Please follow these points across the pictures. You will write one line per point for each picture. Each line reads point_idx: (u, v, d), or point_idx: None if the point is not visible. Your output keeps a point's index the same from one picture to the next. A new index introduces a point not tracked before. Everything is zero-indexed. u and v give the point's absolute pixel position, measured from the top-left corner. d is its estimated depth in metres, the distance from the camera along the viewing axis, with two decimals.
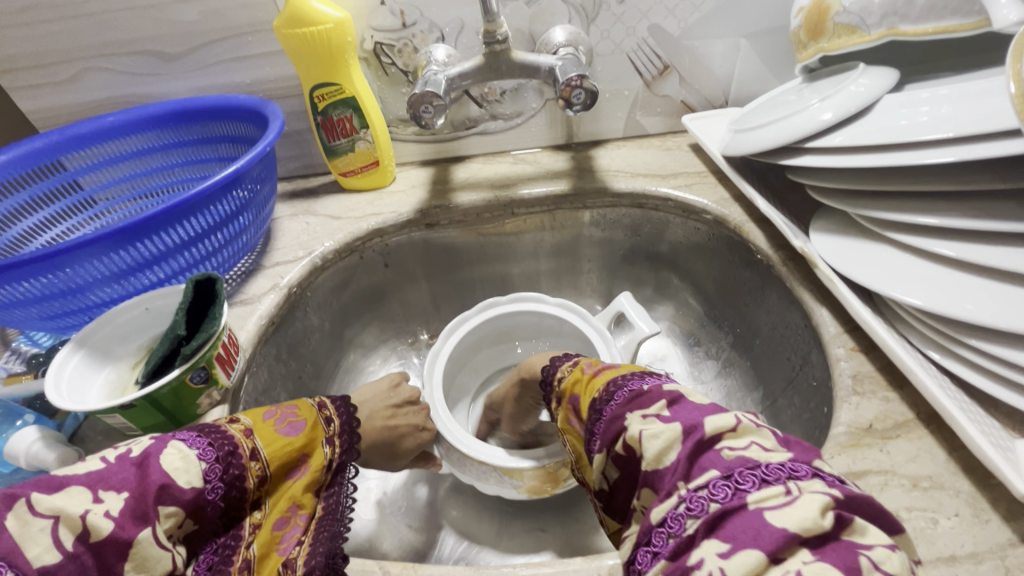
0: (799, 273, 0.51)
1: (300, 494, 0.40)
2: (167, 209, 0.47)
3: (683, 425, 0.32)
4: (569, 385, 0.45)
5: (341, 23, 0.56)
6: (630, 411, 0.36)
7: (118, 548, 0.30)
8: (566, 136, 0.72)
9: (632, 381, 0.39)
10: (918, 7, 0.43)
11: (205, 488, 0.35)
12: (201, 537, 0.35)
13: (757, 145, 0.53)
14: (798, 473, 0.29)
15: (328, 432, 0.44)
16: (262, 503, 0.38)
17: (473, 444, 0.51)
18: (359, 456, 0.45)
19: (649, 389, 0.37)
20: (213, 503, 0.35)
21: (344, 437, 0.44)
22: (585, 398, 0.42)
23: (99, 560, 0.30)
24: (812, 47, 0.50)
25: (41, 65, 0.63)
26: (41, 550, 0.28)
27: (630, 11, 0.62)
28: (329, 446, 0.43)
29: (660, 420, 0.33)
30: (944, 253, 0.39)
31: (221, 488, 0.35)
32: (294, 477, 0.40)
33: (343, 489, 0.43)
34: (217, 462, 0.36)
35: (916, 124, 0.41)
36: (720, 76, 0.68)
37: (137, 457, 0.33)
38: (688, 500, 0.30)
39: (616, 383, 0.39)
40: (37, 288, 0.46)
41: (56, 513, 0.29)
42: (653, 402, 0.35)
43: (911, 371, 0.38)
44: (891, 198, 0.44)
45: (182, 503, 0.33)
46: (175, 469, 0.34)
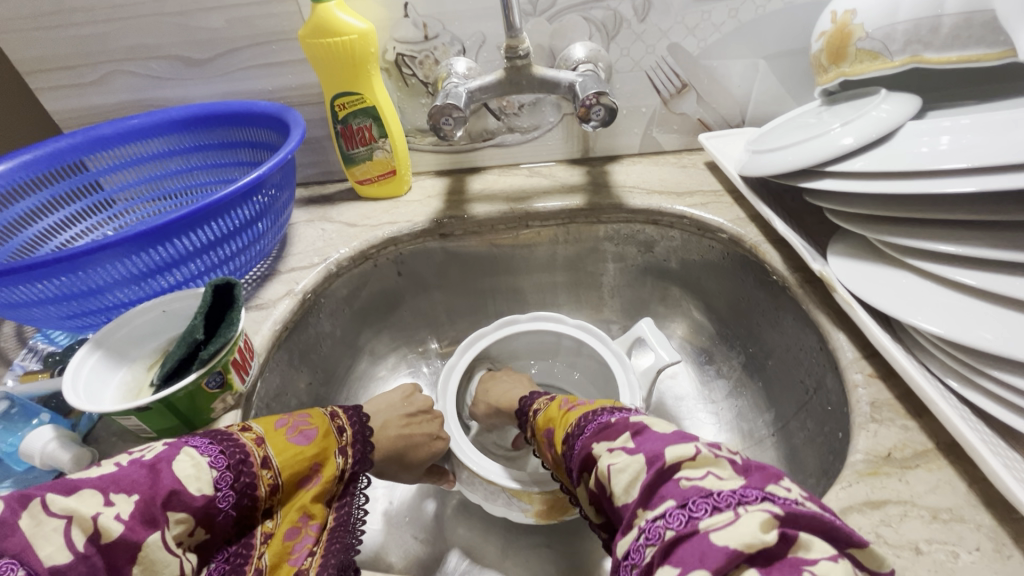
0: (816, 295, 0.50)
1: (311, 504, 0.39)
2: (189, 213, 0.48)
3: (646, 455, 0.34)
4: (541, 416, 0.48)
5: (365, 34, 0.57)
6: (596, 443, 0.38)
7: (126, 551, 0.30)
8: (582, 150, 0.72)
9: (602, 411, 0.41)
10: (943, 35, 0.42)
11: (217, 496, 0.35)
12: (210, 545, 0.35)
13: (775, 167, 0.53)
14: (748, 497, 0.29)
15: (341, 442, 0.43)
16: (274, 511, 0.38)
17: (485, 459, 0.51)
18: (372, 467, 0.45)
19: (616, 421, 0.39)
20: (224, 512, 0.35)
21: (357, 447, 0.44)
22: (558, 431, 0.44)
23: (108, 562, 0.30)
24: (832, 72, 0.51)
25: (71, 67, 0.65)
26: (52, 550, 0.29)
27: (650, 29, 0.62)
28: (341, 456, 0.43)
29: (625, 453, 0.35)
30: (965, 281, 0.38)
31: (232, 496, 0.36)
32: (305, 487, 0.40)
33: (355, 500, 0.43)
34: (227, 470, 0.36)
35: (938, 152, 0.41)
36: (737, 96, 0.68)
37: (148, 461, 0.34)
38: (647, 530, 0.31)
39: (585, 415, 0.42)
40: (55, 289, 0.46)
41: (69, 514, 0.29)
42: (618, 435, 0.37)
43: (931, 401, 0.37)
44: (911, 225, 0.44)
45: (193, 510, 0.34)
46: (186, 476, 0.34)
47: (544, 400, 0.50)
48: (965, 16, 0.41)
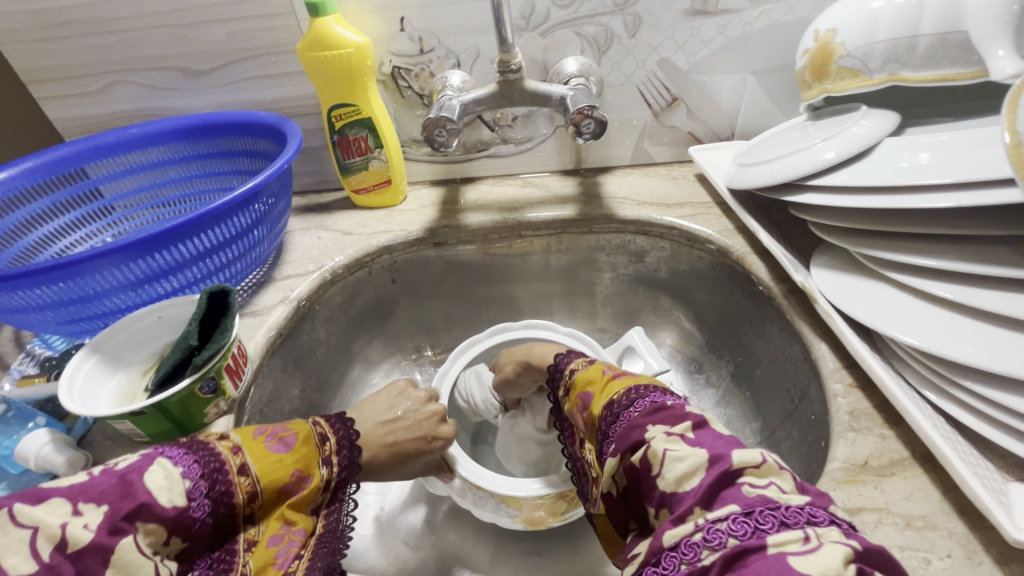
0: (800, 306, 0.51)
1: (293, 510, 0.40)
2: (187, 221, 0.49)
3: (709, 453, 0.31)
4: (580, 376, 0.45)
5: (361, 48, 0.58)
6: (653, 423, 0.34)
7: (94, 560, 0.31)
8: (575, 161, 0.74)
9: (653, 391, 0.38)
10: (919, 55, 0.44)
11: (189, 506, 0.35)
12: (191, 553, 0.36)
13: (760, 180, 0.54)
14: (817, 518, 0.28)
15: (323, 451, 0.44)
16: (256, 518, 0.39)
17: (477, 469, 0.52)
18: (360, 472, 0.45)
19: (673, 405, 0.36)
20: (200, 521, 0.36)
21: (342, 454, 0.44)
22: (599, 398, 0.41)
23: (77, 569, 0.30)
24: (815, 88, 0.52)
25: (74, 77, 0.66)
26: (17, 560, 0.29)
27: (640, 45, 0.64)
28: (324, 465, 0.43)
29: (684, 442, 0.32)
30: (941, 294, 0.39)
31: (206, 505, 0.36)
32: (286, 492, 0.40)
33: (344, 506, 0.44)
34: (201, 479, 0.36)
35: (917, 167, 0.42)
36: (727, 110, 0.70)
37: (120, 471, 0.34)
38: (705, 529, 0.29)
39: (635, 389, 0.39)
40: (53, 294, 0.47)
41: (35, 525, 0.30)
42: (677, 420, 0.34)
43: (906, 411, 0.38)
44: (891, 238, 0.45)
45: (164, 520, 0.34)
46: (157, 487, 0.34)
47: (581, 364, 0.47)
48: (940, 36, 0.42)
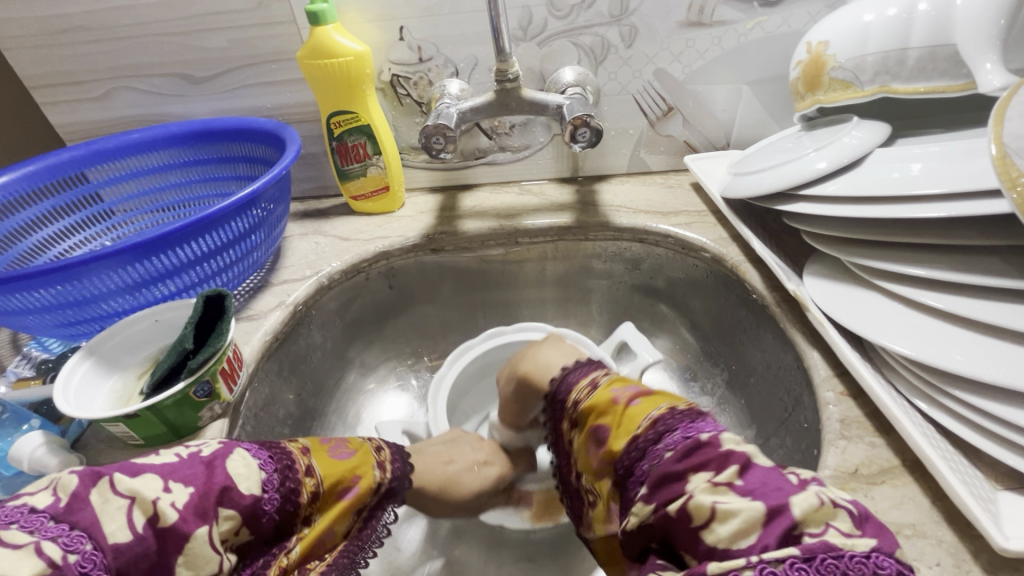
0: (793, 314, 0.51)
1: (344, 514, 0.40)
2: (185, 226, 0.49)
3: (768, 505, 0.29)
4: (587, 404, 0.42)
5: (361, 56, 0.59)
6: (694, 471, 0.32)
7: (176, 540, 0.31)
8: (571, 169, 0.74)
9: (680, 420, 0.36)
10: (909, 67, 0.44)
11: (262, 497, 0.36)
12: (251, 547, 0.36)
13: (754, 189, 0.54)
14: (883, 570, 0.27)
15: (379, 458, 0.44)
16: (313, 518, 0.39)
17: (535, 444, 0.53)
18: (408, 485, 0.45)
19: (707, 444, 0.33)
20: (268, 515, 0.36)
21: (396, 463, 0.44)
22: (617, 434, 0.38)
23: (159, 548, 0.31)
24: (808, 99, 0.52)
25: (77, 83, 0.67)
26: (116, 527, 0.30)
27: (636, 55, 0.65)
28: (378, 470, 0.42)
29: (735, 494, 0.30)
30: (932, 304, 0.40)
31: (277, 500, 0.36)
32: (344, 497, 0.40)
33: (383, 515, 0.43)
34: (276, 471, 0.37)
35: (907, 178, 0.42)
36: (722, 120, 0.70)
37: (206, 458, 0.35)
38: (761, 570, 0.27)
39: (659, 424, 0.36)
40: (51, 297, 0.48)
41: (132, 495, 0.31)
42: (719, 466, 0.32)
43: (896, 419, 0.39)
44: (882, 248, 0.46)
45: (240, 508, 0.34)
46: (238, 474, 0.35)
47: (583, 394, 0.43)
48: (929, 49, 0.43)
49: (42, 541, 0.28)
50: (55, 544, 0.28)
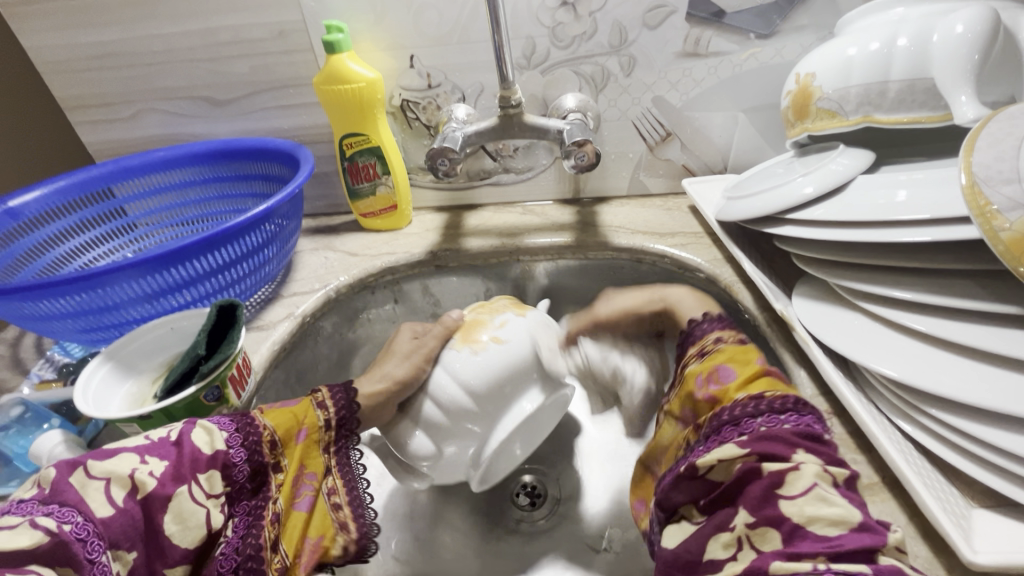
0: (782, 334, 0.53)
1: (310, 456, 0.44)
2: (202, 239, 0.52)
3: (862, 517, 0.31)
4: (730, 353, 0.45)
5: (372, 82, 0.63)
6: (803, 450, 0.35)
7: (160, 503, 0.36)
8: (573, 191, 0.77)
9: (805, 409, 0.38)
10: (890, 99, 0.46)
11: (231, 453, 0.40)
12: (235, 498, 0.40)
13: (745, 213, 0.56)
14: None
15: (318, 398, 0.46)
16: (282, 464, 0.43)
17: (482, 369, 0.47)
18: (359, 415, 0.47)
19: (822, 442, 0.36)
20: (239, 467, 0.40)
21: (338, 397, 0.46)
22: (739, 381, 0.42)
23: (146, 513, 0.35)
24: (798, 127, 0.55)
25: (110, 105, 0.72)
26: (98, 505, 0.34)
27: (635, 83, 0.68)
28: (320, 408, 0.45)
29: (837, 493, 0.32)
30: (914, 326, 0.41)
31: (244, 453, 0.41)
32: (299, 439, 0.44)
33: (350, 440, 0.47)
34: (236, 431, 0.41)
35: (889, 204, 0.44)
36: (719, 145, 0.73)
37: (173, 437, 0.39)
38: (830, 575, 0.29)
39: (788, 400, 0.38)
40: (76, 304, 0.51)
41: (108, 475, 0.35)
42: (828, 461, 0.34)
43: (874, 436, 0.40)
44: (866, 270, 0.47)
45: (213, 467, 0.39)
46: (203, 442, 0.39)
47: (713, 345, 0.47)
48: (909, 82, 0.45)
49: (35, 518, 0.32)
50: (49, 518, 0.32)
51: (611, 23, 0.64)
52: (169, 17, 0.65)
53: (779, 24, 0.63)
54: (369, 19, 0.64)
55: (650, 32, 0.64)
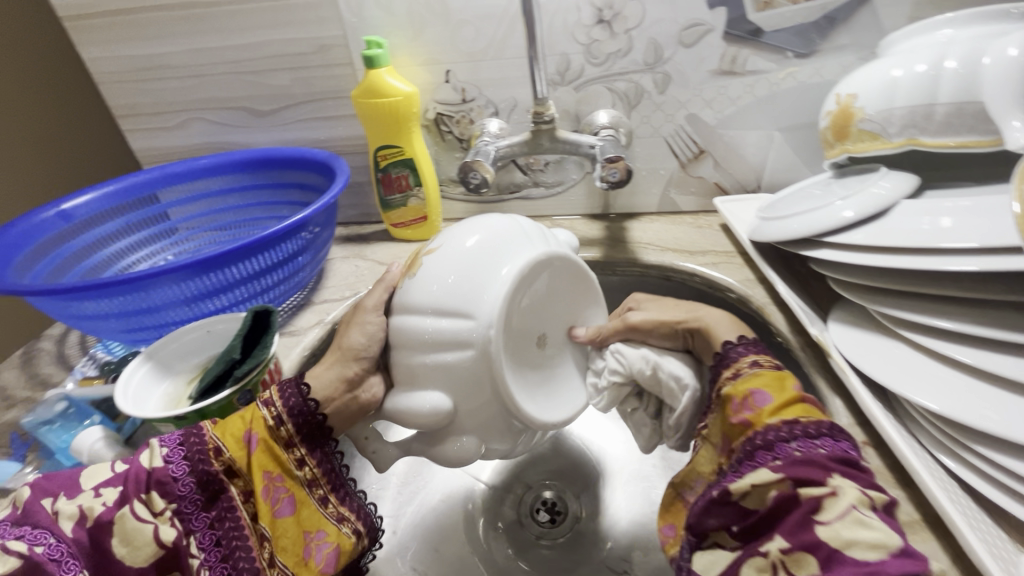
0: (817, 359, 0.51)
1: (270, 460, 0.42)
2: (240, 246, 0.54)
3: (902, 542, 0.30)
4: (765, 377, 0.41)
5: (408, 96, 0.64)
6: (843, 476, 0.34)
7: (105, 528, 0.37)
8: (603, 206, 0.77)
9: (841, 436, 0.37)
10: (937, 122, 0.45)
11: (170, 467, 0.39)
12: (188, 514, 0.39)
13: (780, 234, 0.55)
14: None
15: (264, 399, 0.43)
16: (244, 476, 0.42)
17: (449, 281, 0.41)
18: (314, 403, 0.43)
19: (863, 471, 0.34)
20: (183, 481, 0.39)
21: (287, 396, 0.43)
22: (775, 408, 0.39)
23: (98, 537, 0.37)
24: (837, 148, 0.54)
25: (159, 113, 0.75)
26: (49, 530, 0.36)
27: (669, 101, 0.68)
28: (266, 409, 0.43)
29: (875, 518, 0.31)
30: (960, 358, 0.39)
31: (185, 465, 0.40)
32: (251, 448, 0.41)
33: (320, 422, 0.44)
34: (179, 445, 0.40)
35: (934, 230, 0.43)
36: (753, 164, 0.72)
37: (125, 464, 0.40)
38: None
39: (823, 429, 0.37)
40: (121, 305, 0.53)
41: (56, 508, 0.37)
42: (869, 487, 0.33)
43: (915, 472, 0.38)
44: (908, 298, 0.45)
45: (156, 485, 0.39)
46: (148, 460, 0.40)
47: (748, 367, 0.42)
48: (957, 106, 0.44)
49: (7, 542, 0.35)
50: (19, 543, 0.35)
51: (646, 40, 0.64)
52: (217, 31, 0.68)
53: (818, 43, 0.62)
54: (407, 35, 0.66)
55: (685, 50, 0.64)
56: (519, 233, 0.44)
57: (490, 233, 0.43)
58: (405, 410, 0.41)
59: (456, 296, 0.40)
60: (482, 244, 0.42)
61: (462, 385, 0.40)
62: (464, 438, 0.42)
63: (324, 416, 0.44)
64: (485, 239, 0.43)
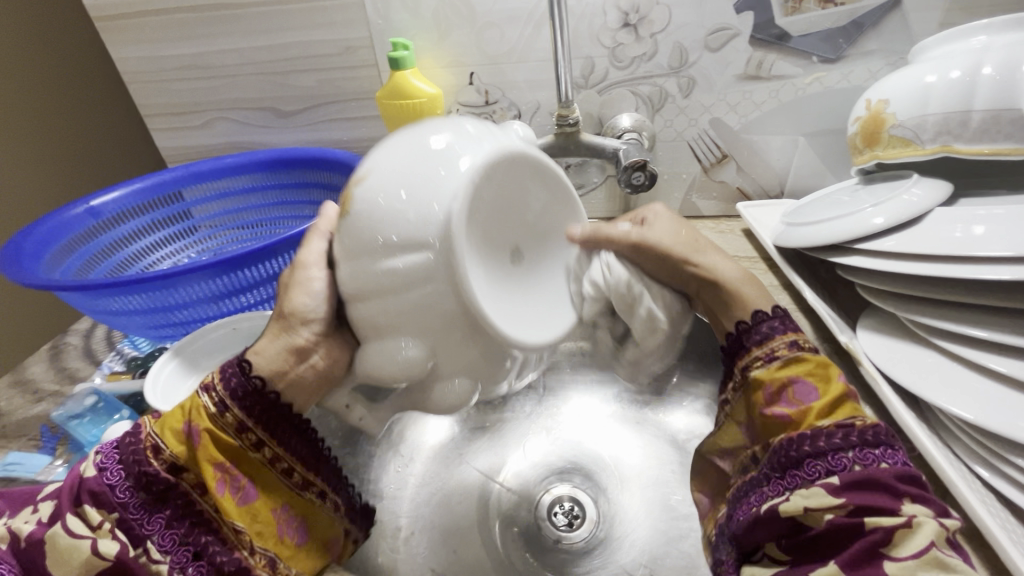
0: (845, 368, 0.51)
1: (221, 450, 0.39)
2: (266, 246, 0.54)
3: None
4: (806, 367, 0.40)
5: (433, 98, 0.64)
6: (917, 506, 0.31)
7: (37, 547, 0.35)
8: (623, 210, 0.77)
9: (894, 438, 0.36)
10: (972, 129, 0.45)
11: (104, 477, 0.37)
12: (128, 525, 0.36)
13: (808, 240, 0.55)
14: None
15: (206, 388, 0.40)
16: (195, 474, 0.38)
17: (401, 191, 0.32)
18: (258, 379, 0.40)
19: (932, 497, 0.32)
20: (120, 489, 0.36)
21: (229, 380, 0.40)
22: (823, 403, 0.38)
23: (33, 557, 0.35)
24: (867, 154, 0.54)
25: (185, 113, 0.76)
26: None
27: (693, 105, 0.67)
28: (208, 398, 0.39)
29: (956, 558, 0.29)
30: (996, 368, 0.38)
31: (121, 472, 0.37)
32: (197, 442, 0.38)
33: (269, 399, 0.41)
34: (115, 453, 0.38)
35: (969, 238, 0.42)
36: (777, 169, 0.71)
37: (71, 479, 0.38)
38: None
39: (876, 429, 0.36)
40: (148, 302, 0.53)
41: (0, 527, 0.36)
42: (944, 517, 0.31)
43: (951, 483, 0.37)
44: (941, 306, 0.45)
45: (88, 498, 0.36)
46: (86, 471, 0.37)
47: (785, 348, 0.41)
48: (993, 113, 0.43)
49: None
50: None
51: (671, 44, 0.64)
52: (244, 32, 0.69)
53: (846, 49, 0.61)
54: (432, 37, 0.66)
55: (711, 54, 0.64)
56: (481, 133, 0.36)
57: (451, 133, 0.35)
58: (374, 359, 0.35)
59: (418, 213, 0.32)
60: (448, 144, 0.34)
61: (434, 322, 0.33)
62: (453, 381, 0.35)
63: (277, 393, 0.41)
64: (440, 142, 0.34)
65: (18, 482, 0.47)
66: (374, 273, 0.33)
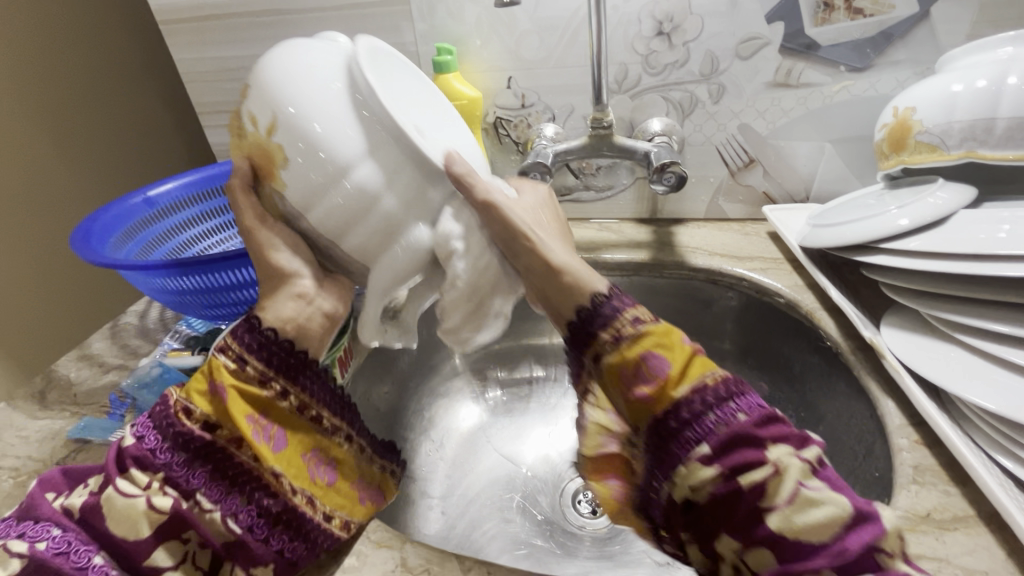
0: (868, 363, 0.53)
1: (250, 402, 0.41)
2: None
3: (851, 506, 0.32)
4: (648, 342, 0.38)
5: (473, 100, 0.68)
6: (780, 448, 0.34)
7: (94, 512, 0.38)
8: (650, 211, 0.79)
9: (732, 395, 0.36)
10: (997, 136, 0.47)
11: (143, 441, 0.40)
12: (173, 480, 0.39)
13: (835, 240, 0.57)
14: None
15: (225, 350, 0.42)
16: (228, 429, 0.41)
17: (317, 124, 0.36)
18: (272, 331, 0.43)
19: (788, 432, 0.35)
20: (160, 450, 0.39)
21: (246, 339, 0.42)
22: (675, 381, 0.37)
23: (93, 520, 0.38)
24: (893, 159, 0.55)
25: None
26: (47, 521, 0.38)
27: (723, 110, 0.70)
28: (230, 359, 0.42)
29: (816, 487, 0.33)
30: (1017, 360, 0.40)
31: (160, 434, 0.40)
32: (226, 400, 0.40)
33: (289, 349, 0.44)
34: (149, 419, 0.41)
35: (994, 239, 0.44)
36: (803, 174, 0.73)
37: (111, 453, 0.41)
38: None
39: (725, 392, 0.36)
40: (200, 284, 0.57)
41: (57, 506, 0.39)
42: (801, 446, 0.35)
43: (972, 468, 0.39)
44: (964, 303, 0.46)
45: (136, 460, 0.39)
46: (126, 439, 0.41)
47: (629, 326, 0.39)
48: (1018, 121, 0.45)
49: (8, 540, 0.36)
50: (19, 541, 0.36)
51: (703, 52, 0.67)
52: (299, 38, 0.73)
53: (874, 58, 0.64)
54: (474, 43, 0.70)
55: (742, 62, 0.66)
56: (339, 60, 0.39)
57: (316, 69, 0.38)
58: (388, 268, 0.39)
59: (344, 132, 0.36)
60: (328, 78, 0.38)
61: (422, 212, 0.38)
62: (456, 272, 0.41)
63: (291, 340, 0.44)
64: (317, 79, 0.37)
65: (93, 444, 0.51)
66: (346, 200, 0.37)
